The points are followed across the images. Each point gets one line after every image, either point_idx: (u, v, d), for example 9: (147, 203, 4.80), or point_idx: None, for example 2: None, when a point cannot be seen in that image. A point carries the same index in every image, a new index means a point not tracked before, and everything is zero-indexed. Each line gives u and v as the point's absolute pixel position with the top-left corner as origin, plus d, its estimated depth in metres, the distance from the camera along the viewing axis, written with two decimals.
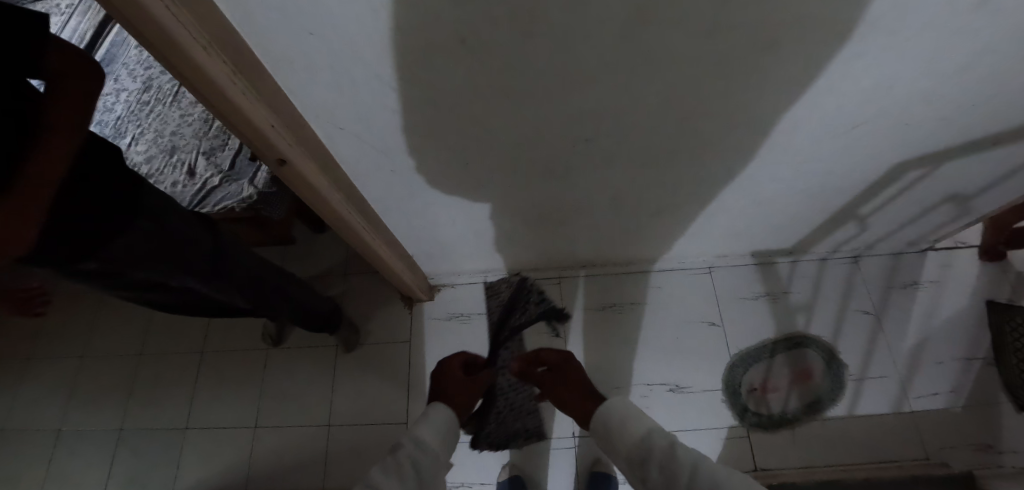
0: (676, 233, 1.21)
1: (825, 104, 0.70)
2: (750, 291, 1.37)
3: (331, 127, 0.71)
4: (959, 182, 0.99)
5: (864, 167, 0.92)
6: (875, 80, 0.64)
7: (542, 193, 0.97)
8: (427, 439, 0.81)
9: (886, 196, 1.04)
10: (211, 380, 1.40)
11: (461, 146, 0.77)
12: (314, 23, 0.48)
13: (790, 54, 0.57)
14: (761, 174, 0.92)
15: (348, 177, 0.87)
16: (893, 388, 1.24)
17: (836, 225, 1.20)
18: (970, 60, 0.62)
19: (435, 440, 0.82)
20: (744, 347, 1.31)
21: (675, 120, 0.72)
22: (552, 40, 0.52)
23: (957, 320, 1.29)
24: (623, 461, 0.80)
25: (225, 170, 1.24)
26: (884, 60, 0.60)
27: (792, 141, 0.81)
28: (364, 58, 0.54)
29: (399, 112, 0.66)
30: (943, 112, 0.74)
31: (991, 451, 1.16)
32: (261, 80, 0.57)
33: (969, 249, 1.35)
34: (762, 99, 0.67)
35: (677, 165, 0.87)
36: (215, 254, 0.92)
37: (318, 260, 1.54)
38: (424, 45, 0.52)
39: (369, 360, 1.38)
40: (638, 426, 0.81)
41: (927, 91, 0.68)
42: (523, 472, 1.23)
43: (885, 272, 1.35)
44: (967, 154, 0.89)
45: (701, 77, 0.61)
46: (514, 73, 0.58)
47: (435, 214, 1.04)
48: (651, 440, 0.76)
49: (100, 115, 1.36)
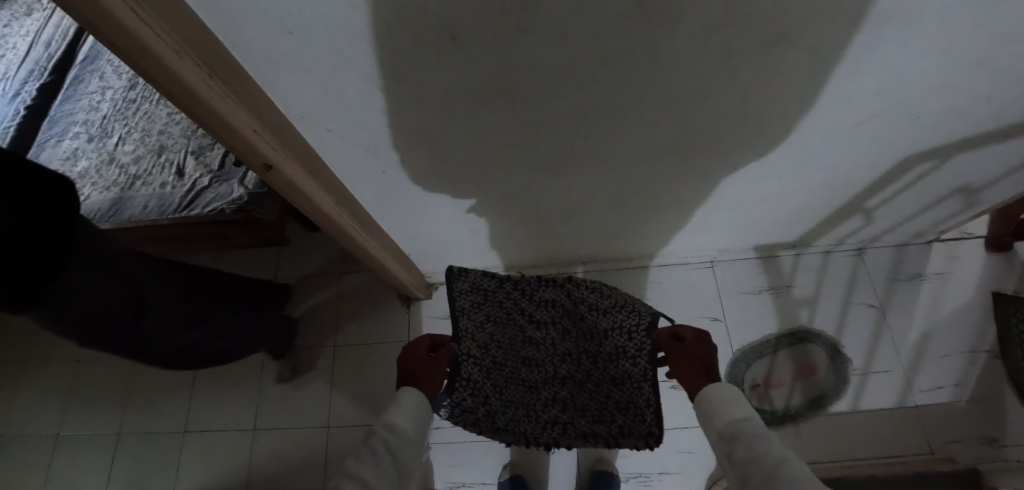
0: (678, 229, 1.19)
1: (833, 98, 0.67)
2: (753, 285, 1.35)
3: (318, 128, 0.68)
4: (968, 174, 0.97)
5: (872, 160, 0.89)
6: (888, 72, 0.61)
7: (540, 189, 0.94)
8: (401, 426, 0.76)
9: (894, 188, 1.01)
10: (209, 383, 1.39)
11: (454, 144, 0.75)
12: (293, 22, 0.45)
13: (800, 46, 0.54)
14: (765, 167, 0.89)
15: (339, 179, 0.85)
16: (897, 382, 1.23)
17: (841, 219, 1.17)
18: (989, 50, 0.59)
19: (409, 426, 0.77)
20: (747, 343, 1.29)
21: (677, 116, 0.70)
22: (547, 36, 0.49)
23: (962, 313, 1.27)
24: (712, 439, 0.68)
25: (215, 170, 1.21)
26: (899, 52, 0.57)
27: (799, 135, 0.78)
28: (349, 58, 0.51)
29: (387, 112, 0.64)
30: (957, 103, 0.71)
31: (996, 445, 1.15)
32: (241, 85, 0.54)
33: (975, 240, 1.32)
34: (766, 93, 0.64)
35: (678, 161, 0.85)
36: (138, 311, 0.93)
37: (313, 259, 1.51)
38: (414, 43, 0.49)
39: (366, 359, 1.37)
40: (734, 410, 0.67)
41: (941, 83, 0.65)
42: (524, 471, 1.20)
43: (889, 264, 1.33)
44: (979, 146, 0.86)
45: (705, 71, 0.58)
46: (506, 70, 0.55)
47: (430, 213, 1.02)
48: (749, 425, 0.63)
49: (85, 114, 1.33)
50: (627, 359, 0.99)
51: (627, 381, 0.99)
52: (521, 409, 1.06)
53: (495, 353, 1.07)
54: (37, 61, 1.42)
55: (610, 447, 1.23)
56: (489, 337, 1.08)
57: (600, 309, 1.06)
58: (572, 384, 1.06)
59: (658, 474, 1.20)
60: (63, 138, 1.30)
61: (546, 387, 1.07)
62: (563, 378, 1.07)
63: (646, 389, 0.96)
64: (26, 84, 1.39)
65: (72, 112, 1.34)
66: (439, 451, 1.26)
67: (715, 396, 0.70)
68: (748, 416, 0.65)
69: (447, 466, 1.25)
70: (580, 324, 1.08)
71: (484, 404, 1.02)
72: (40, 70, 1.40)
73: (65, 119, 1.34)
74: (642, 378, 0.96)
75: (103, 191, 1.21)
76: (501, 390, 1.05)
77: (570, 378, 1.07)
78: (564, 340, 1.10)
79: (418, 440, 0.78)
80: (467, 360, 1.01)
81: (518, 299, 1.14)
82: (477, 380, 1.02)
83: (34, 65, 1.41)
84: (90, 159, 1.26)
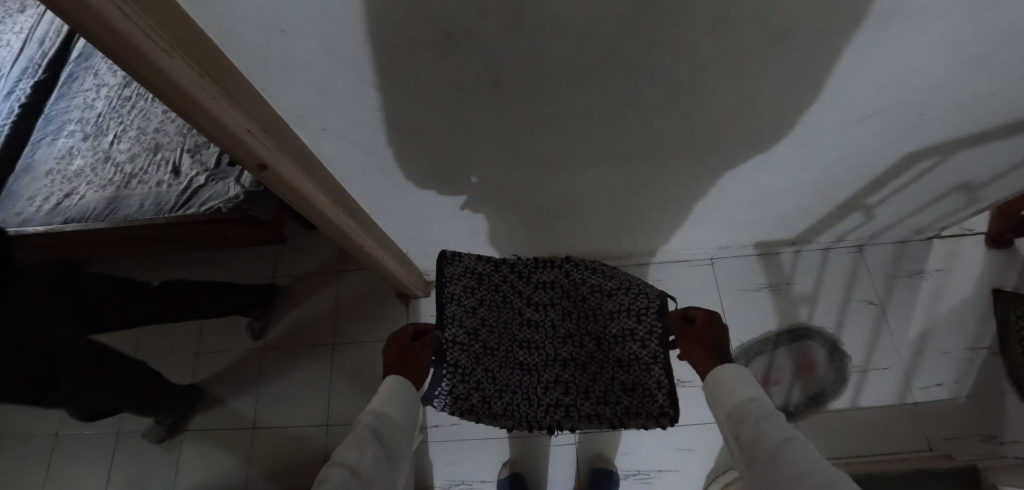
0: (677, 226, 1.18)
1: (833, 95, 0.66)
2: (752, 282, 1.34)
3: (313, 128, 0.67)
4: (969, 170, 0.96)
5: (872, 157, 0.88)
6: (889, 69, 0.61)
7: (538, 188, 0.94)
8: (387, 412, 0.77)
9: (895, 185, 1.01)
10: (207, 382, 1.39)
11: (451, 143, 0.74)
12: (286, 20, 0.45)
13: (800, 43, 0.54)
14: (764, 164, 0.89)
15: (335, 178, 0.84)
16: (896, 379, 1.23)
17: (841, 216, 1.17)
18: (991, 47, 0.58)
19: (397, 411, 0.78)
20: (746, 341, 1.29)
21: (675, 113, 0.69)
22: (545, 33, 0.49)
23: (962, 309, 1.27)
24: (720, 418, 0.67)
25: (211, 168, 1.21)
26: (900, 48, 0.56)
27: (799, 132, 0.77)
28: (344, 57, 0.51)
29: (384, 110, 0.63)
30: (959, 100, 0.70)
31: (994, 442, 1.15)
32: (234, 84, 0.54)
33: (976, 237, 1.32)
34: (766, 90, 0.64)
35: (677, 158, 0.84)
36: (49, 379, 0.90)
37: (311, 257, 1.51)
38: (409, 41, 0.48)
39: (365, 358, 1.37)
40: (745, 389, 0.66)
41: (943, 80, 0.65)
42: (523, 468, 1.22)
43: (889, 261, 1.33)
44: (981, 143, 0.85)
45: (704, 69, 0.58)
46: (504, 68, 0.54)
47: (428, 211, 1.01)
48: (757, 406, 0.62)
49: (80, 112, 1.32)
50: (634, 341, 1.00)
51: (632, 363, 0.99)
52: (517, 388, 1.02)
53: (486, 338, 1.05)
54: (31, 58, 1.41)
55: (609, 445, 1.23)
56: (481, 322, 1.06)
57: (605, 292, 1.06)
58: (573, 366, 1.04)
59: (657, 471, 1.20)
60: (58, 136, 1.30)
61: (543, 369, 1.04)
62: (564, 359, 1.05)
63: (657, 370, 0.97)
64: (21, 82, 1.38)
65: (67, 110, 1.33)
66: (437, 449, 1.26)
67: (725, 377, 0.69)
68: (756, 395, 0.64)
69: (446, 464, 1.24)
70: (582, 305, 1.08)
71: (477, 390, 1.01)
72: (34, 67, 1.40)
73: (60, 117, 1.33)
74: (652, 360, 0.98)
75: (98, 189, 1.20)
76: (494, 374, 1.03)
77: (572, 360, 1.05)
78: (563, 322, 1.09)
79: (407, 425, 0.79)
80: (451, 348, 1.01)
81: (514, 282, 1.11)
82: (466, 367, 1.01)
83: (28, 63, 1.40)
84: (85, 158, 1.25)
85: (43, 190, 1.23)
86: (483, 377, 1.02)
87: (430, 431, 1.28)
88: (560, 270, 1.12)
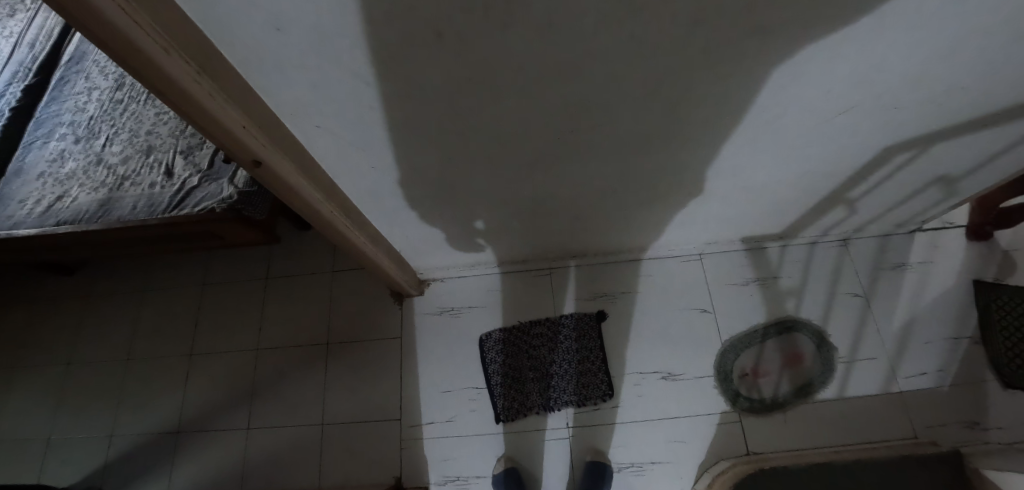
0: (667, 222, 1.21)
1: (812, 88, 0.69)
2: (740, 276, 1.37)
3: (307, 125, 0.68)
4: (946, 164, 1.00)
5: (850, 152, 0.91)
6: (864, 63, 0.63)
7: (529, 185, 0.95)
8: None
9: (876, 179, 1.04)
10: (202, 382, 1.40)
11: (444, 140, 0.75)
12: (280, 19, 0.45)
13: (779, 37, 0.56)
14: (748, 160, 0.91)
15: (328, 175, 0.84)
16: (882, 368, 1.26)
17: (825, 210, 1.20)
18: (954, 43, 0.61)
19: None
20: (735, 333, 1.31)
21: (661, 107, 0.71)
22: (532, 32, 0.50)
23: (944, 300, 1.30)
24: None
25: (204, 170, 1.21)
26: (875, 43, 0.59)
27: (780, 127, 0.80)
28: (339, 54, 0.52)
29: (378, 108, 0.64)
30: (932, 94, 0.73)
31: (977, 428, 1.18)
32: (229, 80, 0.54)
33: (958, 229, 1.35)
34: (750, 83, 0.66)
35: (664, 155, 0.86)
36: None
37: (305, 257, 1.52)
38: (400, 36, 0.49)
39: (359, 357, 1.37)
40: None
41: (915, 75, 0.68)
42: (518, 464, 1.24)
43: (874, 254, 1.36)
44: (959, 135, 0.88)
45: (694, 62, 0.59)
46: (493, 64, 0.56)
47: (422, 210, 1.03)
48: None
49: (71, 115, 1.33)
50: (597, 357, 1.31)
51: (599, 373, 1.30)
52: (489, 397, 1.30)
53: (511, 377, 1.31)
54: (21, 62, 1.42)
55: (603, 438, 1.24)
56: (505, 369, 1.32)
57: (557, 323, 1.35)
58: (535, 380, 1.31)
59: (650, 464, 1.22)
60: (49, 140, 1.30)
61: (512, 387, 1.30)
62: (564, 377, 1.31)
63: (600, 373, 1.30)
64: (10, 86, 1.39)
65: (58, 113, 1.34)
66: (432, 445, 1.27)
67: None
68: None
69: (441, 461, 1.25)
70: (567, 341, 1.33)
71: (518, 414, 1.28)
72: (25, 71, 1.41)
73: (52, 120, 1.33)
74: (600, 370, 1.30)
75: (91, 192, 1.21)
76: (523, 403, 1.29)
77: (569, 378, 1.30)
78: (556, 353, 1.33)
79: None
80: (490, 389, 1.30)
81: (516, 335, 1.35)
82: (506, 401, 1.29)
83: (19, 67, 1.42)
84: (76, 161, 1.26)
85: (35, 193, 1.23)
86: (519, 404, 1.29)
87: (427, 428, 1.28)
88: (544, 322, 1.36)
